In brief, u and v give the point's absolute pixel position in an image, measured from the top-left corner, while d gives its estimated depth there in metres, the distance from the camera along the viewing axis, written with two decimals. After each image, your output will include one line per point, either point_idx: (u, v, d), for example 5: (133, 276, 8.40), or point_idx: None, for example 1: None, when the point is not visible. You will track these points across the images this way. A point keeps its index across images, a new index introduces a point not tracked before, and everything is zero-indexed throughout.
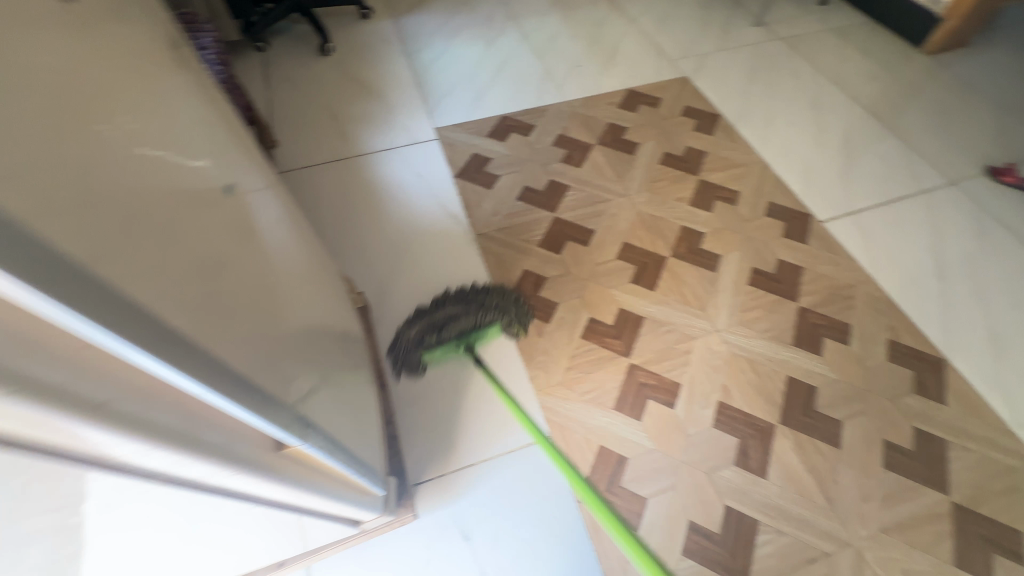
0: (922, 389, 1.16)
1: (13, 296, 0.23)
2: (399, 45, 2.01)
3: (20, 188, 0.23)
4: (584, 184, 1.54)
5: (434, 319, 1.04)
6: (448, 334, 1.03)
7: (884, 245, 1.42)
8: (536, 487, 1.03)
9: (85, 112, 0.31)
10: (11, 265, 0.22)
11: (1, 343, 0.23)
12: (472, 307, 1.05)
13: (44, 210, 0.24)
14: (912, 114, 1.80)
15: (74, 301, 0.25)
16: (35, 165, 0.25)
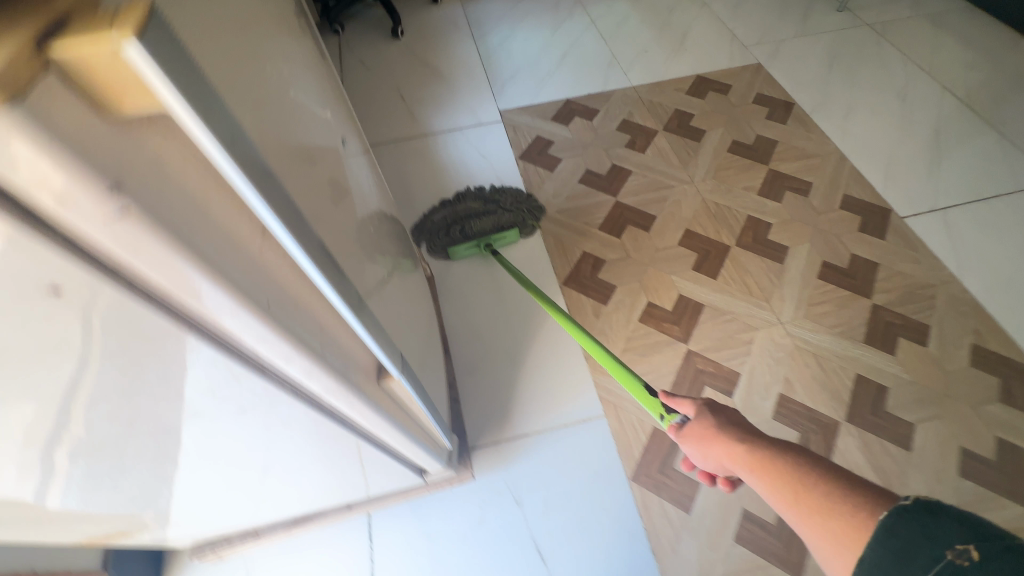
0: (1008, 397, 1.09)
1: (235, 187, 0.28)
2: (467, 30, 2.05)
3: (234, 101, 0.29)
4: (648, 169, 1.53)
5: (460, 215, 1.26)
6: (473, 231, 1.26)
7: (973, 245, 1.33)
8: (589, 462, 1.04)
9: (257, 53, 0.36)
10: (236, 160, 0.27)
11: (208, 229, 0.29)
12: (493, 209, 1.28)
13: (247, 121, 0.30)
14: (1014, 107, 1.66)
15: (269, 200, 0.30)
16: (238, 88, 0.30)
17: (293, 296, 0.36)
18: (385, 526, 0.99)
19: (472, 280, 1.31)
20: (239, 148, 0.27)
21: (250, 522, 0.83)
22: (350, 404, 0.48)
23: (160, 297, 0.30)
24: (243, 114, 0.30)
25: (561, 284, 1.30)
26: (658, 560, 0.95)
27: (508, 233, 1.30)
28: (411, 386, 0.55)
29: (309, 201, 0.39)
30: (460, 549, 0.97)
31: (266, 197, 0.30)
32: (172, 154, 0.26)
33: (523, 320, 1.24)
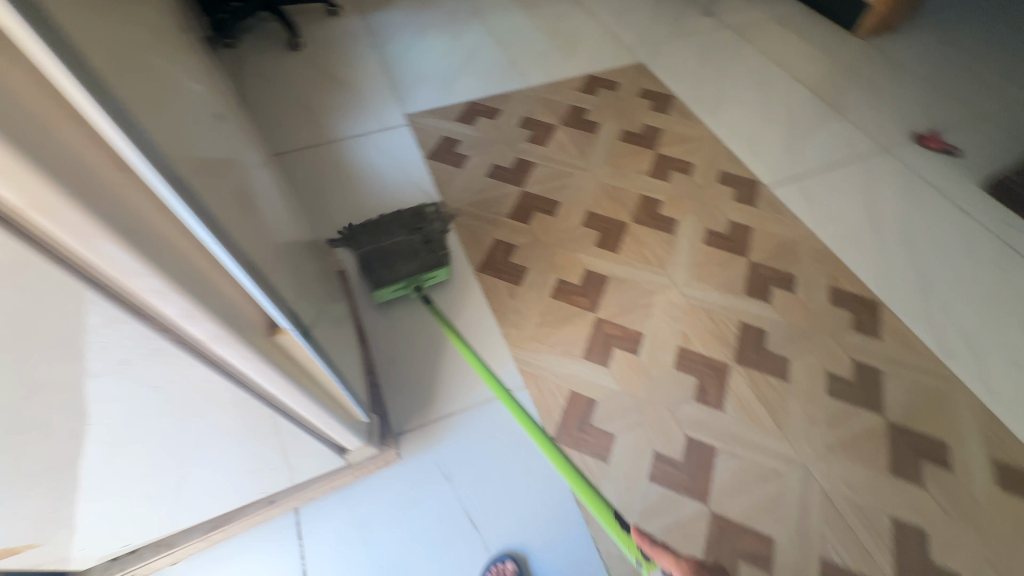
0: (859, 327, 1.28)
1: (90, 113, 0.30)
2: (368, 40, 2.09)
3: (83, 34, 0.30)
4: (550, 160, 1.63)
5: (384, 253, 1.18)
6: (399, 272, 1.17)
7: (824, 205, 1.55)
8: (513, 432, 1.10)
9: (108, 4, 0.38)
10: (88, 85, 0.29)
11: (64, 152, 0.30)
12: (420, 244, 1.21)
13: (99, 55, 0.31)
14: (848, 90, 1.96)
15: (127, 130, 0.32)
16: (88, 25, 0.32)
17: (164, 237, 0.38)
18: (314, 520, 0.99)
19: None
20: (90, 74, 0.29)
21: (162, 532, 0.80)
22: (241, 355, 0.50)
23: (15, 223, 0.31)
24: (90, 48, 0.31)
25: (476, 271, 1.36)
26: (582, 509, 1.02)
27: (439, 273, 1.21)
28: (307, 344, 0.57)
29: (176, 146, 0.41)
30: (394, 532, 0.98)
31: (124, 128, 0.31)
32: (18, 84, 0.27)
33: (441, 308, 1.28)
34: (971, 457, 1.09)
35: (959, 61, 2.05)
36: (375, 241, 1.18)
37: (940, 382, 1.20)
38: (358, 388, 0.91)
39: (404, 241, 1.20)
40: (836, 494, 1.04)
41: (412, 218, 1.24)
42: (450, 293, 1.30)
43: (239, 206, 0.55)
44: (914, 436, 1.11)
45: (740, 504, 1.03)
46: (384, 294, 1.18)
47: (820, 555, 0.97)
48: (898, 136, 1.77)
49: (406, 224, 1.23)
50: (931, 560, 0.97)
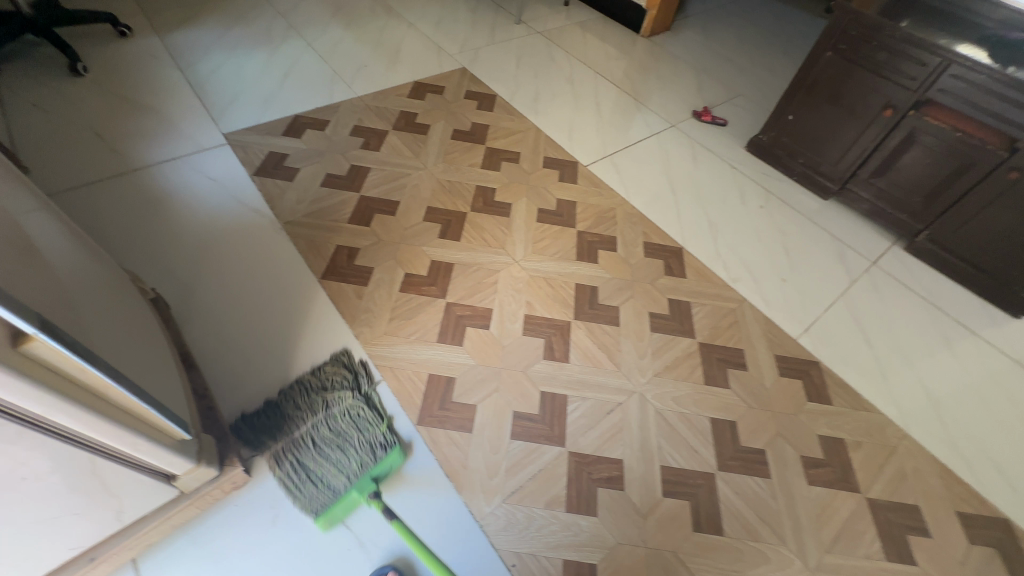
0: (669, 270, 1.51)
1: None
2: (170, 60, 1.93)
3: None
4: (385, 164, 1.66)
5: (308, 453, 0.97)
6: (338, 475, 0.96)
7: (633, 176, 1.80)
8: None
9: None
10: None
11: None
12: (348, 425, 1.02)
13: None
14: (642, 80, 2.29)
15: None
16: None
17: None
18: (159, 570, 0.89)
19: (221, 298, 1.25)
20: None
21: None
22: None
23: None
24: None
25: (319, 279, 1.33)
26: (453, 481, 1.05)
27: (389, 461, 1.01)
28: (72, 351, 0.53)
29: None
30: (256, 556, 0.93)
31: None
32: None
33: (285, 322, 1.23)
34: (761, 356, 1.34)
35: (720, 51, 2.50)
36: (288, 436, 0.98)
37: (732, 303, 1.46)
38: (186, 410, 0.85)
39: (324, 424, 1.01)
40: (667, 410, 1.21)
41: (325, 394, 1.05)
42: (411, 485, 1.04)
43: None
44: (719, 349, 1.34)
45: (592, 438, 1.15)
46: (331, 514, 0.96)
47: (660, 463, 1.13)
48: (683, 114, 2.12)
49: (318, 397, 1.05)
50: (742, 444, 1.18)
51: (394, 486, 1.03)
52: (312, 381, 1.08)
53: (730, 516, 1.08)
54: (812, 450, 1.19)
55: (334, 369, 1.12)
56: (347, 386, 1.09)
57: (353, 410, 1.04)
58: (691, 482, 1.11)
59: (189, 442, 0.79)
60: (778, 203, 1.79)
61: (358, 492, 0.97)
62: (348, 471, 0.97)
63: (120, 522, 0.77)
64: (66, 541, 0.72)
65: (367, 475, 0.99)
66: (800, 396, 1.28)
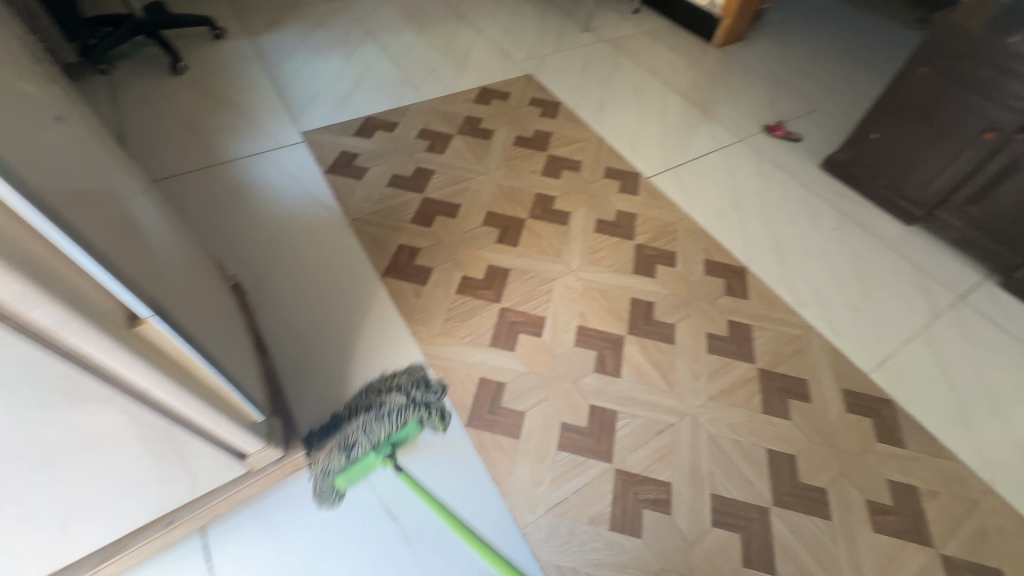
0: (731, 290, 1.45)
1: None
2: (257, 61, 2.07)
3: None
4: (448, 167, 1.70)
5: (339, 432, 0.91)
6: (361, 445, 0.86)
7: (696, 190, 1.75)
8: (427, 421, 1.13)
9: None
10: None
11: None
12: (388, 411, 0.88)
13: None
14: (711, 92, 2.22)
15: None
16: None
17: None
18: (224, 539, 0.96)
19: (291, 288, 1.32)
20: None
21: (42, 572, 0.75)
22: (96, 345, 0.50)
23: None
24: None
25: (381, 275, 1.38)
26: (498, 485, 1.06)
27: (408, 431, 0.89)
28: (176, 333, 0.58)
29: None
30: (310, 537, 0.97)
31: None
32: None
33: (348, 316, 1.29)
34: (827, 389, 1.27)
35: (797, 64, 2.39)
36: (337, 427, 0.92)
37: (798, 329, 1.39)
38: (259, 393, 0.91)
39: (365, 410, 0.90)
40: (720, 436, 1.17)
41: (380, 387, 0.93)
42: (425, 451, 1.09)
43: (89, 198, 0.55)
44: (781, 378, 1.28)
45: (640, 457, 1.12)
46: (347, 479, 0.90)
47: (711, 491, 1.09)
48: (753, 128, 2.04)
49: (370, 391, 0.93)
50: (801, 480, 1.12)
51: (408, 451, 1.09)
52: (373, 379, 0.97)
53: (784, 555, 1.02)
54: (879, 494, 1.11)
55: (407, 373, 0.93)
56: (405, 379, 0.92)
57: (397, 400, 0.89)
58: (743, 515, 1.06)
59: (261, 424, 0.84)
60: (854, 227, 1.68)
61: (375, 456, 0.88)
62: (372, 442, 0.87)
63: (193, 492, 0.83)
64: (147, 505, 0.78)
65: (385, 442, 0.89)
66: (869, 436, 1.20)
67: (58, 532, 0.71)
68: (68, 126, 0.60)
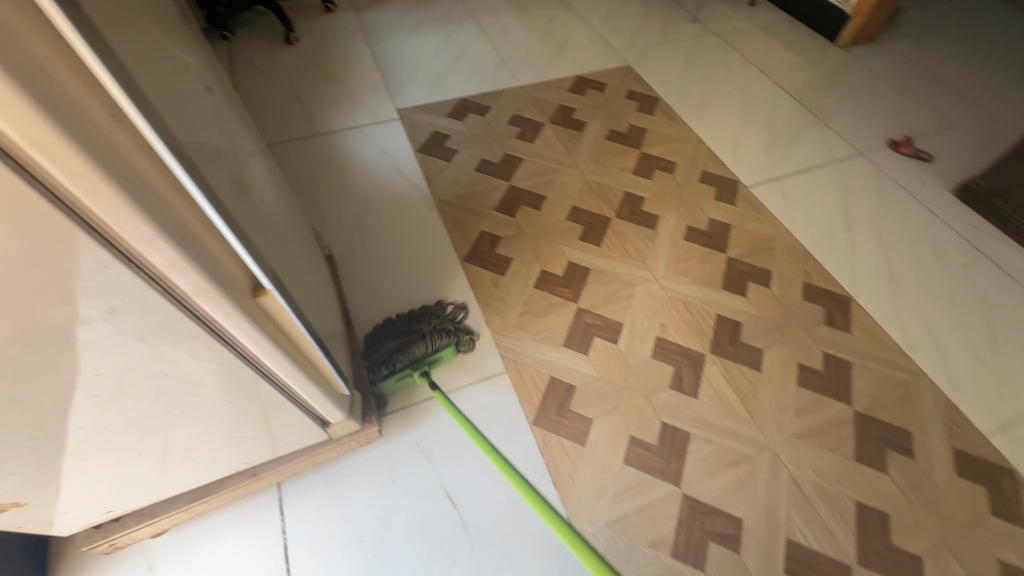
0: (831, 320, 1.33)
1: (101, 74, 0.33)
2: (362, 36, 2.12)
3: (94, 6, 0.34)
4: (537, 157, 1.67)
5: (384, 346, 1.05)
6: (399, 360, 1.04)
7: (802, 205, 1.60)
8: (473, 369, 1.19)
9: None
10: (99, 50, 0.32)
11: (72, 115, 0.32)
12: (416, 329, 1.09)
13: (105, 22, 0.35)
14: (830, 97, 2.02)
15: (131, 90, 0.35)
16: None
17: (151, 186, 0.40)
18: (296, 495, 1.01)
19: (376, 263, 1.36)
20: (98, 41, 0.32)
21: (146, 501, 0.81)
22: (222, 312, 0.52)
23: (13, 155, 0.32)
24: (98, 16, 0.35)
25: (461, 260, 1.39)
26: (559, 489, 1.04)
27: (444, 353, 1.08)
28: (289, 306, 0.60)
29: (164, 100, 0.43)
30: (374, 508, 1.01)
31: (130, 89, 0.35)
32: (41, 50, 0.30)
33: (428, 296, 1.31)
34: (934, 446, 1.13)
35: (938, 73, 2.12)
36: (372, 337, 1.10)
37: (906, 374, 1.24)
38: (344, 365, 0.94)
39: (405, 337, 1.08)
40: (803, 478, 1.08)
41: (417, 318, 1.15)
42: (454, 367, 1.19)
43: (223, 167, 0.57)
44: (880, 425, 1.16)
45: (711, 487, 1.06)
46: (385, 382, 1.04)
47: (786, 537, 1.01)
48: (875, 141, 1.83)
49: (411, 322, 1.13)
50: (893, 543, 1.01)
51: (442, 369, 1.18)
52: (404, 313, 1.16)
53: None
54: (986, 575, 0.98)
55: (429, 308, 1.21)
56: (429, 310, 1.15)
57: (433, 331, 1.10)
58: (821, 568, 0.98)
59: (345, 395, 0.87)
60: (987, 265, 1.48)
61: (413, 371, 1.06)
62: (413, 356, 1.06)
63: (275, 451, 0.87)
64: (237, 457, 0.82)
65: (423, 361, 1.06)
66: (982, 507, 1.06)
67: (160, 473, 0.76)
68: (213, 96, 0.63)
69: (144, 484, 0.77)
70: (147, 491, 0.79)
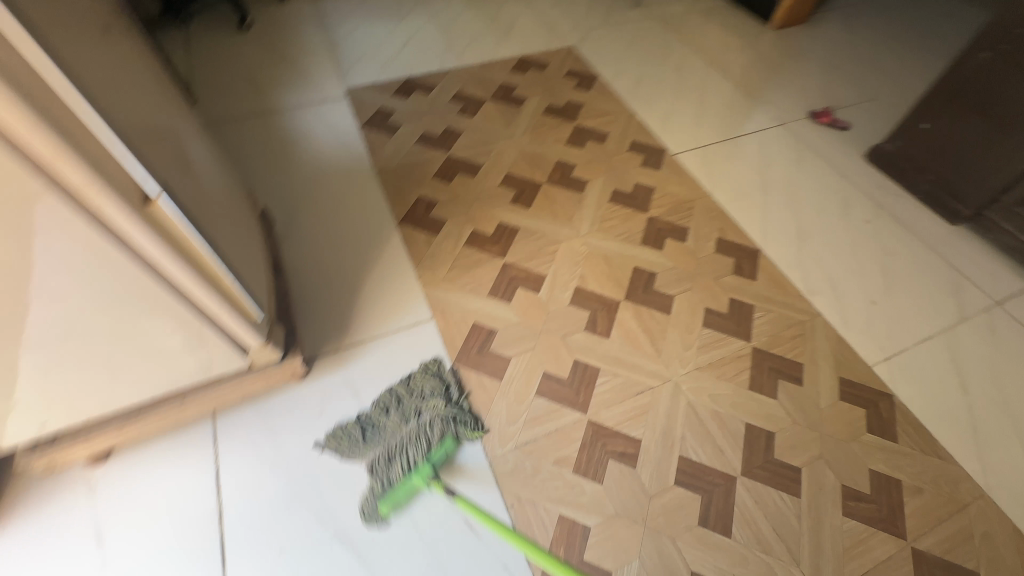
0: (739, 269, 1.44)
1: None
2: (316, 21, 2.21)
3: None
4: (476, 130, 1.77)
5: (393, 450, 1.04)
6: (400, 465, 1.02)
7: (724, 170, 1.72)
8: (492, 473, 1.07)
9: None
10: None
11: None
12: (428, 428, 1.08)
13: None
14: (759, 74, 2.14)
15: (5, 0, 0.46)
16: None
17: (28, 83, 0.50)
18: (231, 427, 1.10)
19: (316, 225, 1.45)
20: None
21: (80, 420, 0.89)
22: (113, 211, 0.62)
23: None
24: None
25: (398, 222, 1.48)
26: (475, 418, 1.14)
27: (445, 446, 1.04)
28: (181, 216, 0.70)
29: (45, 16, 0.53)
30: (301, 436, 1.09)
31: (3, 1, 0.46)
32: None
33: (364, 253, 1.40)
34: (822, 374, 1.24)
35: (863, 50, 2.24)
36: (385, 443, 1.06)
37: (804, 314, 1.35)
38: (267, 301, 1.03)
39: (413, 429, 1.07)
40: (699, 404, 1.18)
41: (419, 402, 1.12)
42: (472, 477, 1.06)
43: (124, 96, 0.67)
44: (775, 358, 1.27)
45: (615, 413, 1.16)
46: (393, 499, 0.98)
47: (679, 453, 1.11)
48: (798, 113, 1.95)
49: (410, 405, 1.12)
50: (776, 457, 1.11)
51: (457, 474, 1.06)
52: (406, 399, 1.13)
53: (742, 523, 1.03)
54: (857, 482, 1.09)
55: (424, 377, 1.17)
56: (438, 395, 1.14)
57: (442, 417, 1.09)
58: (708, 479, 1.08)
59: (262, 323, 0.96)
60: (889, 220, 1.59)
61: (418, 475, 1.00)
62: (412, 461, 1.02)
63: (200, 376, 0.96)
64: (163, 378, 0.92)
65: (427, 462, 1.02)
66: (859, 425, 1.17)
67: (87, 389, 0.85)
68: (111, 36, 0.72)
69: (76, 400, 0.86)
70: (79, 408, 0.87)
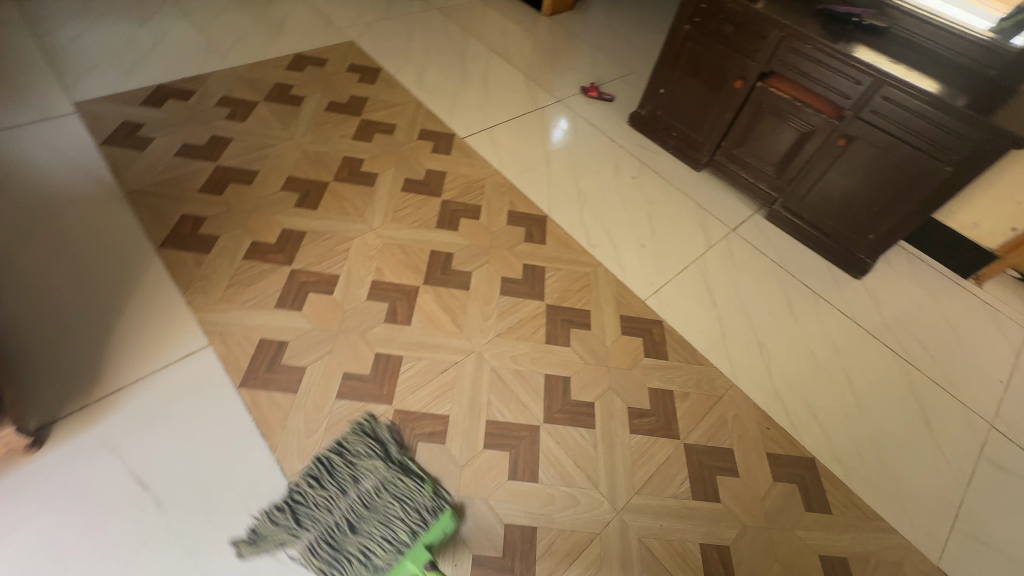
0: (530, 237, 1.54)
1: None
2: (25, 26, 1.83)
3: None
4: (249, 134, 1.63)
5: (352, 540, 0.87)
6: (383, 553, 0.85)
7: (510, 147, 1.82)
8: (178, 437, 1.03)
9: None
10: None
11: None
12: (382, 499, 0.91)
13: None
14: (537, 57, 2.30)
15: None
16: None
17: None
18: None
19: (43, 267, 1.21)
20: None
21: None
22: None
23: None
24: None
25: (156, 247, 1.30)
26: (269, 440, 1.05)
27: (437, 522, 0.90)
28: None
29: None
30: (40, 519, 0.91)
31: None
32: None
33: (113, 289, 1.20)
34: (605, 316, 1.39)
35: (621, 31, 2.55)
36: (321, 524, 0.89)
37: (587, 267, 1.50)
38: None
39: (359, 502, 0.90)
40: (502, 367, 1.24)
41: (354, 466, 0.95)
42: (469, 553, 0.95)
43: None
44: (566, 311, 1.38)
45: (421, 396, 1.16)
46: None
47: (486, 418, 1.16)
48: (572, 90, 2.15)
49: (348, 472, 0.94)
50: (572, 398, 1.22)
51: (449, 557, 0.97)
52: (340, 465, 0.95)
53: (548, 465, 1.11)
54: (639, 401, 1.24)
55: (356, 439, 0.99)
56: (373, 454, 0.97)
57: (383, 481, 0.93)
58: (514, 434, 1.14)
59: None
60: (650, 174, 1.84)
61: (410, 561, 0.86)
62: (395, 543, 0.86)
63: None
64: None
65: (419, 542, 0.87)
66: (638, 353, 1.33)
67: None
68: None
69: None
70: None
